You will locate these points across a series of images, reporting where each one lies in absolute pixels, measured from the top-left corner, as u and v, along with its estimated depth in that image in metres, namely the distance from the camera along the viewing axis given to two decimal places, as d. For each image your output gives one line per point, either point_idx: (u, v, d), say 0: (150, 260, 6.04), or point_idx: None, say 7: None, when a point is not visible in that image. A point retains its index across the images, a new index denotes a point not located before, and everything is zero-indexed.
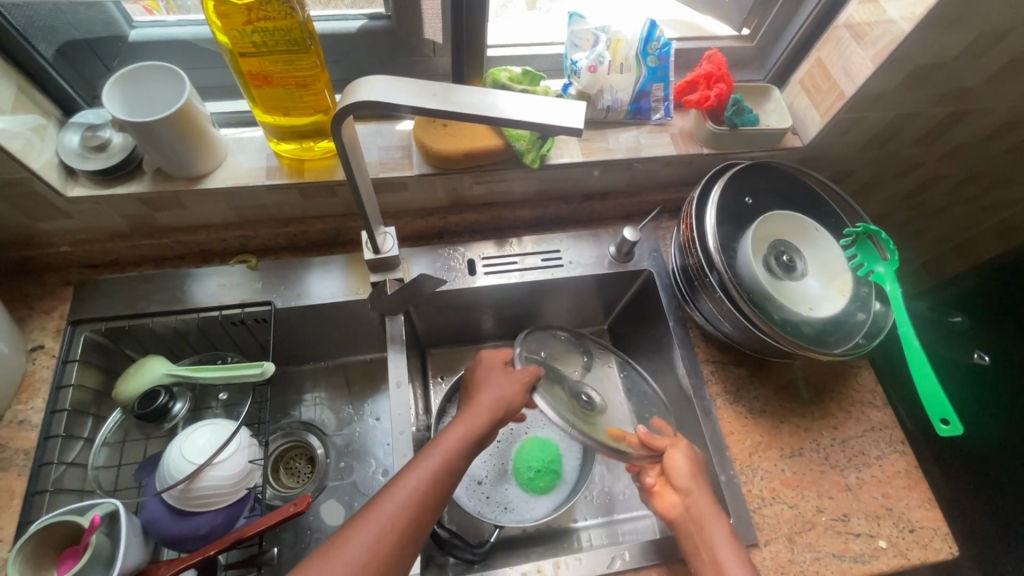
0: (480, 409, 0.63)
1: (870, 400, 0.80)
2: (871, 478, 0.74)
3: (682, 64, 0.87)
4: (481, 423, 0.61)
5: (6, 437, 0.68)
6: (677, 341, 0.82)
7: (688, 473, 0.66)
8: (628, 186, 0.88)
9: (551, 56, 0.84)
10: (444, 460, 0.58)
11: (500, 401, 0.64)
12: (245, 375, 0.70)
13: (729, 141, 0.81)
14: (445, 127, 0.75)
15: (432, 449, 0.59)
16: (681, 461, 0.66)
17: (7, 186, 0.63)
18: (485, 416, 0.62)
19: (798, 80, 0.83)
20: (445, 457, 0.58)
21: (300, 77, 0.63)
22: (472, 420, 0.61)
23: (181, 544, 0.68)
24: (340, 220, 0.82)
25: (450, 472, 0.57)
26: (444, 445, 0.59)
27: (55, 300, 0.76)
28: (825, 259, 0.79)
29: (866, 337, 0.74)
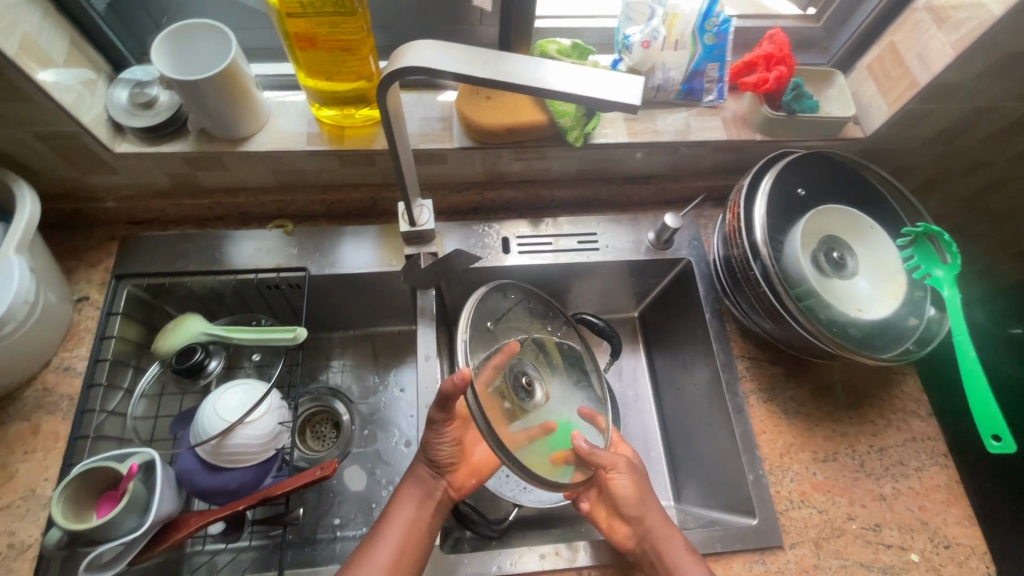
0: (422, 466, 0.67)
1: (912, 409, 0.77)
2: (908, 489, 0.71)
3: (739, 44, 0.83)
4: (429, 478, 0.66)
5: (52, 382, 0.70)
6: (712, 334, 0.79)
7: (633, 498, 0.63)
8: (672, 171, 0.85)
9: (602, 29, 0.81)
10: (404, 530, 0.62)
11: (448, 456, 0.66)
12: (277, 339, 0.72)
13: (784, 128, 0.77)
14: (489, 100, 0.73)
15: (387, 520, 0.62)
16: (625, 484, 0.63)
17: (59, 138, 0.64)
18: (431, 474, 0.67)
19: (865, 65, 0.78)
20: (404, 526, 0.62)
21: (345, 41, 0.62)
22: (422, 481, 0.66)
23: (211, 498, 0.70)
24: (377, 190, 0.81)
25: (413, 540, 0.62)
26: (400, 516, 0.63)
27: (100, 253, 0.78)
28: (878, 258, 0.75)
29: (916, 343, 0.71)
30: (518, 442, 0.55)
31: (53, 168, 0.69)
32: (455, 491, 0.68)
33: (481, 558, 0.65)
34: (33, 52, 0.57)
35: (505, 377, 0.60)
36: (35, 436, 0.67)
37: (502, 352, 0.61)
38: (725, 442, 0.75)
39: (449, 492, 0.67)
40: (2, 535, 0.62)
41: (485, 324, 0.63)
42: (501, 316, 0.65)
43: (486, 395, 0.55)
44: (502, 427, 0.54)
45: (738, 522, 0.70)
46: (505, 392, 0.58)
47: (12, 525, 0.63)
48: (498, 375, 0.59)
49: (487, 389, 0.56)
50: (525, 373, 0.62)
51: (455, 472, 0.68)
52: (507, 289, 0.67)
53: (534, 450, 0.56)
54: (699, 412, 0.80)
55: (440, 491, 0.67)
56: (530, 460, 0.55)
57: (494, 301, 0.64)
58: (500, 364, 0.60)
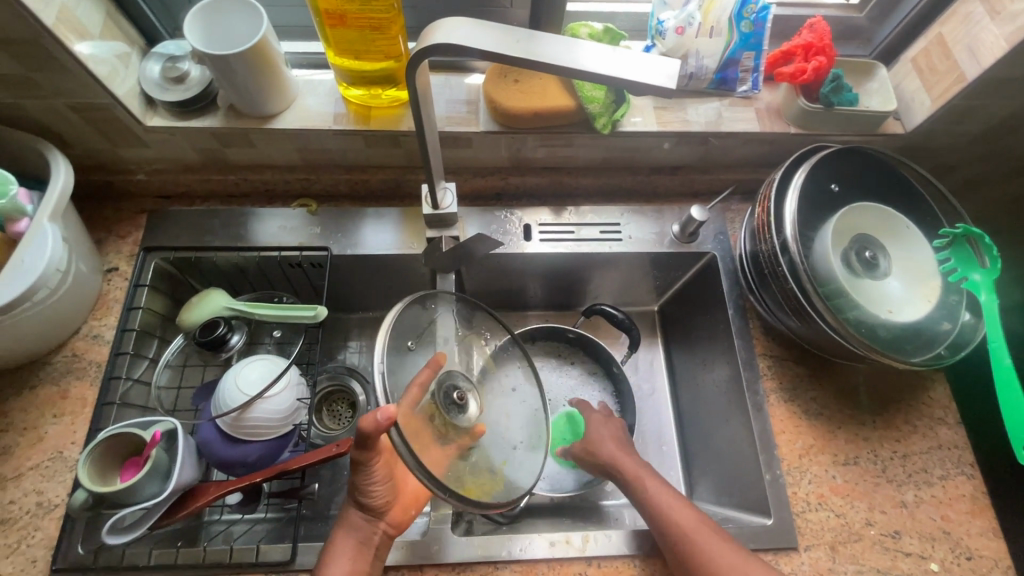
0: (354, 511, 0.61)
1: (940, 417, 0.74)
2: (931, 498, 0.69)
3: (777, 32, 0.80)
4: (363, 524, 0.60)
5: (81, 349, 0.72)
6: (735, 330, 0.78)
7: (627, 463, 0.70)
8: (701, 162, 0.83)
9: (635, 14, 0.79)
10: None
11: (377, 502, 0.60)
12: (299, 316, 0.73)
13: (820, 121, 0.74)
14: (517, 83, 0.72)
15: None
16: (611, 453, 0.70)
17: (93, 110, 0.65)
18: (366, 518, 0.61)
19: (910, 58, 0.75)
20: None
21: (375, 20, 0.62)
22: (355, 528, 0.60)
23: (230, 469, 0.72)
24: (401, 172, 0.81)
25: None
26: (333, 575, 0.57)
27: (129, 225, 0.79)
28: (912, 260, 0.72)
29: (949, 349, 0.68)
30: (449, 472, 0.53)
31: (87, 140, 0.71)
32: (394, 529, 0.62)
33: (491, 542, 0.65)
34: (70, 24, 0.57)
35: (432, 398, 0.58)
36: (63, 401, 0.69)
37: (428, 369, 0.59)
38: (742, 440, 0.74)
39: (388, 532, 0.62)
40: (31, 493, 0.65)
41: (406, 343, 0.60)
42: (421, 326, 0.63)
43: (412, 427, 0.53)
44: (431, 462, 0.52)
45: (752, 521, 0.69)
46: (432, 417, 0.56)
47: (40, 485, 0.65)
48: (426, 396, 0.57)
49: (414, 417, 0.54)
50: (454, 386, 0.61)
51: (393, 512, 0.62)
52: (427, 299, 0.64)
53: (466, 472, 0.56)
54: (716, 409, 0.79)
55: (378, 535, 0.61)
56: (463, 485, 0.54)
57: (414, 313, 0.62)
58: (425, 384, 0.58)
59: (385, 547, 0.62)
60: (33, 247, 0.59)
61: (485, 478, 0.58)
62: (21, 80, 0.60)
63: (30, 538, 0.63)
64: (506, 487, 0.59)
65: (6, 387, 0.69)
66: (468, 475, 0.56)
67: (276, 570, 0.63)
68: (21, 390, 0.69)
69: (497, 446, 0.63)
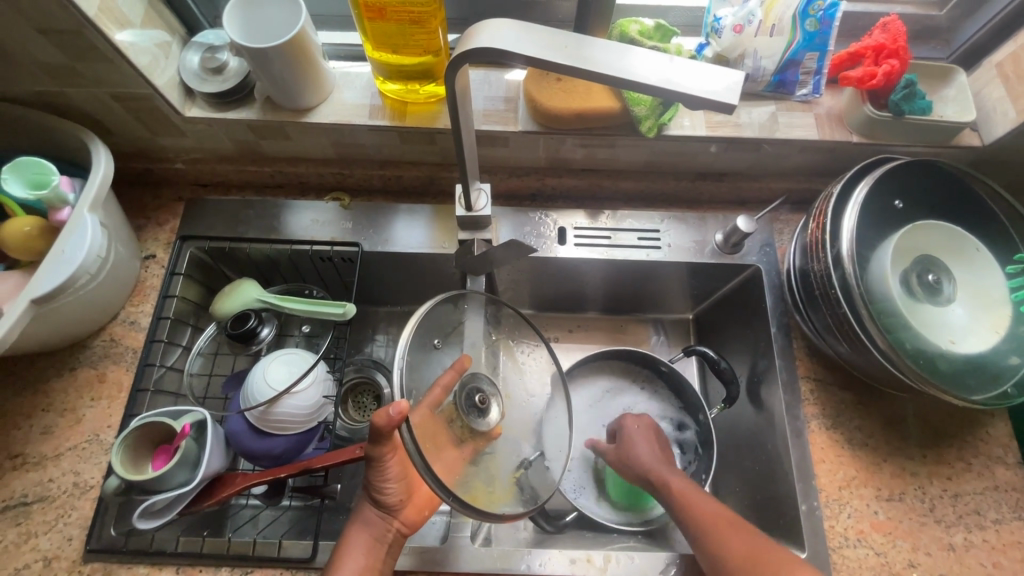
0: (370, 507, 0.61)
1: (998, 455, 0.69)
2: (982, 542, 0.65)
3: (844, 32, 0.74)
4: (378, 520, 0.60)
5: (119, 334, 0.74)
6: (777, 348, 0.74)
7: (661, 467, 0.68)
8: (750, 169, 0.78)
9: (689, 8, 0.74)
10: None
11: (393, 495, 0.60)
12: (327, 313, 0.73)
13: (887, 130, 0.69)
14: (559, 82, 0.69)
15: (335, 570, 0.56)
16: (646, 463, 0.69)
17: (134, 99, 0.65)
18: (381, 515, 0.61)
19: (994, 64, 0.68)
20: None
21: (415, 13, 0.59)
22: (369, 524, 0.60)
23: (257, 460, 0.72)
24: (435, 169, 0.79)
25: None
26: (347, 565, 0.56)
27: (167, 213, 0.80)
28: (980, 287, 0.67)
29: (1016, 387, 0.63)
30: (455, 476, 0.51)
31: (128, 128, 0.71)
32: (407, 529, 0.61)
33: (511, 555, 0.64)
34: (112, 13, 0.57)
35: (450, 400, 0.57)
36: (101, 384, 0.71)
37: (451, 370, 0.59)
38: (777, 466, 0.70)
39: (401, 531, 0.61)
40: (69, 474, 0.67)
41: (431, 340, 0.59)
42: (451, 327, 0.62)
43: (421, 425, 0.52)
44: (437, 461, 0.51)
45: (783, 552, 0.66)
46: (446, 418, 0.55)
47: (77, 466, 0.67)
48: (445, 396, 0.57)
49: (427, 416, 0.53)
50: (476, 390, 0.60)
51: (406, 511, 0.61)
52: (460, 300, 0.63)
53: (474, 479, 0.53)
54: (752, 430, 0.75)
55: (391, 533, 0.60)
56: (471, 491, 0.52)
57: (444, 313, 0.61)
58: (445, 385, 0.57)
59: (397, 546, 0.61)
60: (73, 239, 0.59)
61: (494, 488, 0.55)
62: (64, 69, 0.60)
63: (66, 517, 0.65)
64: (517, 501, 0.56)
65: (48, 368, 0.71)
66: (479, 480, 0.54)
67: (297, 565, 0.64)
68: (62, 372, 0.71)
69: (513, 458, 0.60)
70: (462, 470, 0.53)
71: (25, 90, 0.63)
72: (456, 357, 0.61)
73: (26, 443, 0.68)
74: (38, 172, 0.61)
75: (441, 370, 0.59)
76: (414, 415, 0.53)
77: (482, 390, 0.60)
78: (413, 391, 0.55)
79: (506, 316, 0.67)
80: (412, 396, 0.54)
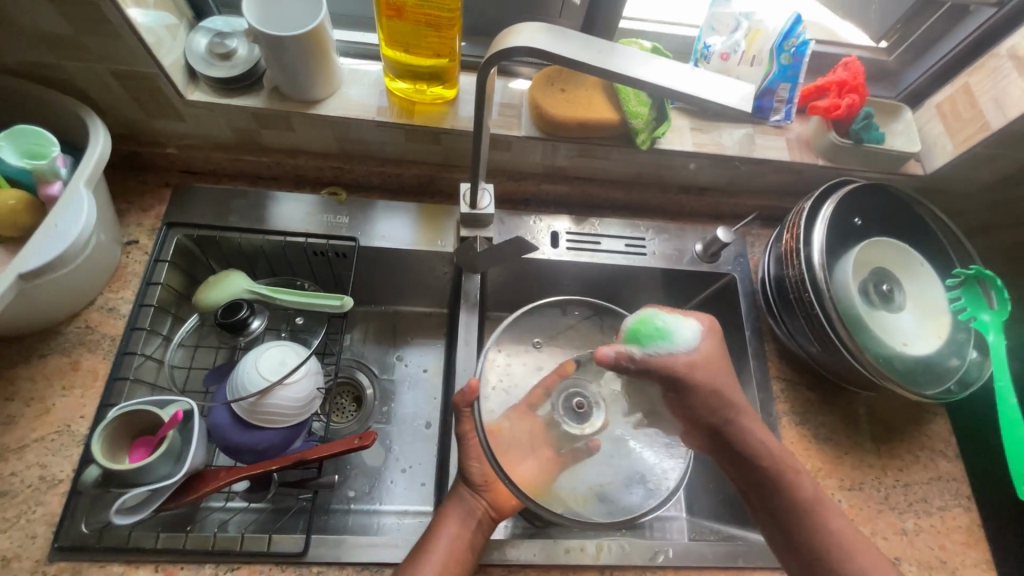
0: (462, 485, 0.63)
1: (941, 449, 0.77)
2: (929, 527, 0.72)
3: (811, 69, 0.83)
4: (469, 496, 0.63)
5: (95, 321, 0.70)
6: (752, 351, 0.80)
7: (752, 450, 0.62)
8: (728, 186, 0.85)
9: (679, 37, 0.81)
10: (442, 559, 0.58)
11: (479, 475, 0.63)
12: (323, 304, 0.73)
13: (849, 155, 0.77)
14: (563, 93, 0.73)
15: (420, 554, 0.58)
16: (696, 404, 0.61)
17: (135, 78, 0.64)
18: (471, 493, 0.63)
19: (934, 104, 0.78)
20: (448, 543, 0.59)
21: (432, 17, 0.62)
22: (461, 498, 0.62)
23: (237, 455, 0.69)
24: (435, 169, 0.81)
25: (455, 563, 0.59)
26: (437, 543, 0.59)
27: (153, 199, 0.77)
28: (924, 297, 0.76)
29: (958, 384, 0.71)
30: (522, 475, 0.59)
31: (122, 108, 0.69)
32: (495, 511, 0.63)
33: (506, 546, 0.65)
34: None
35: (547, 405, 0.67)
36: (74, 372, 0.67)
37: (554, 373, 0.69)
38: None
39: (490, 512, 0.63)
40: (34, 467, 0.62)
41: (532, 340, 0.72)
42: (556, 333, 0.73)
43: (500, 424, 0.63)
44: (508, 459, 0.60)
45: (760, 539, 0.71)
46: (534, 422, 0.65)
47: (44, 458, 0.63)
48: (546, 398, 0.67)
49: (521, 415, 0.65)
50: (578, 395, 0.67)
51: (495, 490, 0.63)
52: (566, 306, 0.73)
53: (546, 482, 0.60)
54: None
55: (481, 510, 0.62)
56: (541, 487, 0.59)
57: (546, 318, 0.72)
58: (547, 385, 0.68)
59: (489, 526, 0.63)
60: (69, 213, 0.57)
61: (572, 491, 0.60)
62: (67, 40, 0.59)
63: (29, 513, 0.60)
64: (597, 507, 0.60)
65: (14, 354, 0.67)
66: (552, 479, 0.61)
67: (289, 561, 0.62)
68: (29, 359, 0.67)
69: (602, 470, 0.63)
70: (536, 467, 0.61)
71: (19, 61, 0.61)
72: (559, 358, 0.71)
73: None
74: (36, 142, 0.59)
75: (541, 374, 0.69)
76: (509, 411, 0.65)
77: (583, 396, 0.67)
78: (511, 390, 0.67)
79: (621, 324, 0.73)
80: (496, 395, 0.65)
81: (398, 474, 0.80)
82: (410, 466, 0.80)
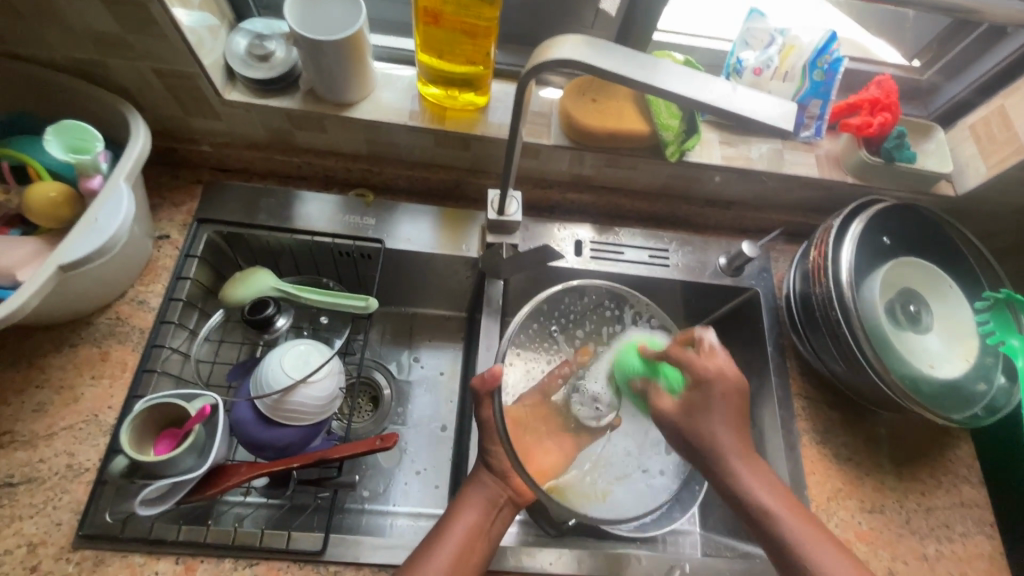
0: (484, 470, 0.65)
1: (963, 474, 0.76)
2: (951, 553, 0.71)
3: (843, 86, 0.83)
4: (492, 482, 0.64)
5: (125, 313, 0.71)
6: (773, 367, 0.79)
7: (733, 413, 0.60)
8: (753, 200, 0.85)
9: (712, 51, 0.81)
10: (460, 542, 0.59)
11: (500, 461, 0.64)
12: (348, 305, 0.73)
13: (878, 174, 0.77)
14: (594, 103, 0.73)
15: (442, 535, 0.59)
16: (713, 368, 0.60)
17: (176, 77, 0.65)
18: (494, 479, 0.64)
19: (967, 125, 0.77)
20: (467, 532, 0.60)
21: (469, 24, 0.63)
22: (483, 484, 0.64)
23: (259, 451, 0.70)
24: (462, 174, 0.81)
25: (472, 547, 0.59)
26: (458, 525, 0.60)
27: (185, 195, 0.79)
28: (951, 319, 0.75)
29: (984, 410, 0.70)
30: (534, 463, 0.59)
31: (162, 106, 0.71)
32: (517, 498, 0.64)
33: (523, 554, 0.64)
34: None
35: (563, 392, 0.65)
36: (103, 363, 0.68)
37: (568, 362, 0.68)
38: None
39: (512, 498, 0.64)
40: (62, 454, 0.63)
41: (551, 325, 0.70)
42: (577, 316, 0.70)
43: (518, 409, 0.62)
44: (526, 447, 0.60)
45: None
46: (546, 408, 0.64)
47: (72, 447, 0.64)
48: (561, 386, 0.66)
49: (540, 401, 0.64)
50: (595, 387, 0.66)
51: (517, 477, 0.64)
52: (585, 292, 0.70)
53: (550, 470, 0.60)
54: None
55: (504, 497, 0.64)
56: (561, 485, 0.59)
57: (571, 308, 0.71)
58: (562, 373, 0.66)
59: (508, 512, 0.64)
60: (108, 207, 0.59)
61: (588, 488, 0.60)
62: (114, 39, 0.60)
63: (56, 500, 0.61)
64: (605, 502, 0.60)
65: (46, 343, 0.68)
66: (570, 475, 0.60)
67: (306, 558, 0.63)
68: (61, 348, 0.68)
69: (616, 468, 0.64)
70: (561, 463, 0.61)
71: (65, 57, 0.63)
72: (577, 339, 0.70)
73: (15, 420, 0.64)
74: (80, 136, 0.60)
75: (560, 363, 0.68)
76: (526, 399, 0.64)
77: (600, 388, 0.66)
78: (530, 379, 0.65)
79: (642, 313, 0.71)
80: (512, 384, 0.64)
81: (412, 476, 0.80)
82: (424, 469, 0.81)
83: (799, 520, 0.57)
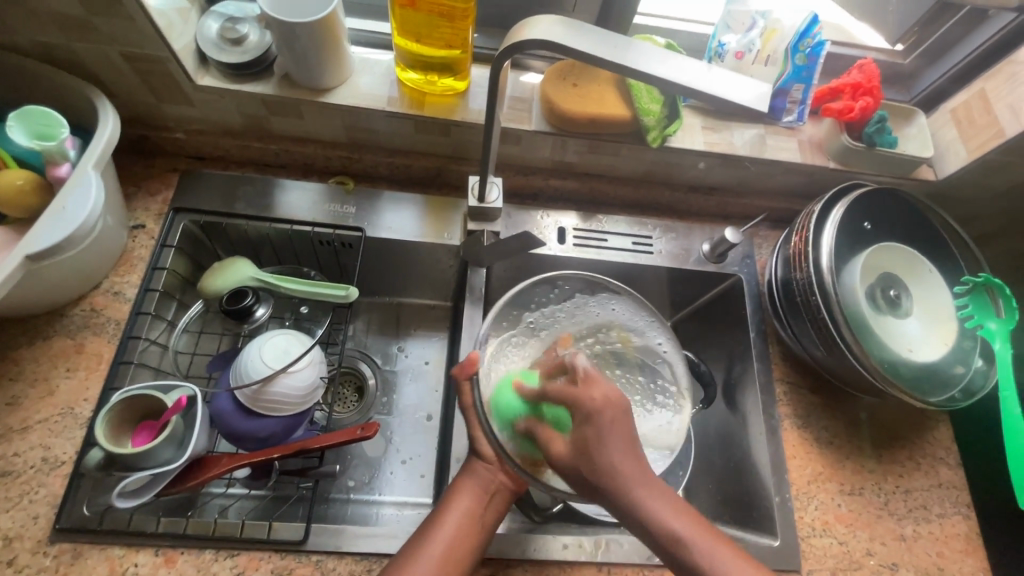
0: (475, 458, 0.65)
1: (941, 456, 0.77)
2: (928, 534, 0.72)
3: (826, 70, 0.83)
4: (484, 469, 0.63)
5: (101, 304, 0.70)
6: (756, 353, 0.79)
7: (623, 447, 0.50)
8: (736, 186, 0.84)
9: (695, 35, 0.80)
10: (453, 530, 0.59)
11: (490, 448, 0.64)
12: (329, 294, 0.72)
13: (860, 159, 0.77)
14: (575, 87, 0.73)
15: (437, 522, 0.59)
16: (604, 391, 0.51)
17: (146, 61, 0.64)
18: (486, 466, 0.64)
19: (949, 109, 0.77)
20: (459, 519, 0.60)
21: (444, 6, 0.62)
22: (476, 473, 0.63)
23: (241, 442, 0.69)
24: (443, 161, 0.80)
25: (466, 533, 0.59)
26: (450, 513, 0.60)
27: (161, 183, 0.77)
28: (931, 303, 0.75)
29: (962, 392, 0.70)
30: (526, 448, 0.61)
31: (133, 92, 0.69)
32: (511, 483, 0.64)
33: (506, 541, 0.64)
34: None
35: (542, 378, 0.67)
36: (79, 355, 0.67)
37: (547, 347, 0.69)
38: (753, 461, 0.75)
39: (506, 483, 0.64)
40: (38, 448, 0.62)
41: (526, 315, 0.72)
42: (555, 306, 0.73)
43: None
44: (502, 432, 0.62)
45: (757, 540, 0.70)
46: None
47: (47, 440, 0.63)
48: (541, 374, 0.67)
49: None
50: None
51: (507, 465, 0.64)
52: (556, 282, 0.74)
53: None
54: (729, 427, 0.80)
55: (497, 482, 0.63)
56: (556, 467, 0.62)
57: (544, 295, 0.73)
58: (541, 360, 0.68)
59: (503, 497, 0.63)
60: (76, 196, 0.58)
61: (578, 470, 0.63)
62: (79, 22, 0.59)
63: (32, 494, 0.60)
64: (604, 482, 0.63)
65: (19, 335, 0.67)
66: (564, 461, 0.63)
67: (288, 548, 0.62)
68: (35, 340, 0.67)
69: None
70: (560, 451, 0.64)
71: (31, 41, 0.61)
72: (552, 326, 0.72)
73: None
74: (46, 122, 0.59)
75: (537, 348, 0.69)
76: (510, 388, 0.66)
77: None
78: (508, 364, 0.67)
79: (615, 300, 0.73)
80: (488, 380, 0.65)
81: (398, 466, 0.80)
82: (410, 458, 0.80)
83: (744, 564, 0.48)
